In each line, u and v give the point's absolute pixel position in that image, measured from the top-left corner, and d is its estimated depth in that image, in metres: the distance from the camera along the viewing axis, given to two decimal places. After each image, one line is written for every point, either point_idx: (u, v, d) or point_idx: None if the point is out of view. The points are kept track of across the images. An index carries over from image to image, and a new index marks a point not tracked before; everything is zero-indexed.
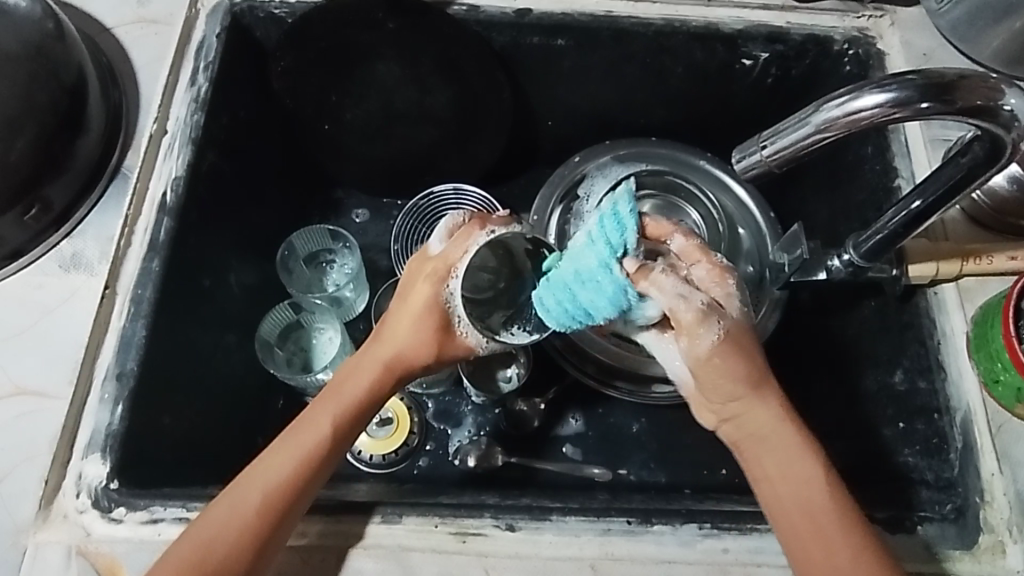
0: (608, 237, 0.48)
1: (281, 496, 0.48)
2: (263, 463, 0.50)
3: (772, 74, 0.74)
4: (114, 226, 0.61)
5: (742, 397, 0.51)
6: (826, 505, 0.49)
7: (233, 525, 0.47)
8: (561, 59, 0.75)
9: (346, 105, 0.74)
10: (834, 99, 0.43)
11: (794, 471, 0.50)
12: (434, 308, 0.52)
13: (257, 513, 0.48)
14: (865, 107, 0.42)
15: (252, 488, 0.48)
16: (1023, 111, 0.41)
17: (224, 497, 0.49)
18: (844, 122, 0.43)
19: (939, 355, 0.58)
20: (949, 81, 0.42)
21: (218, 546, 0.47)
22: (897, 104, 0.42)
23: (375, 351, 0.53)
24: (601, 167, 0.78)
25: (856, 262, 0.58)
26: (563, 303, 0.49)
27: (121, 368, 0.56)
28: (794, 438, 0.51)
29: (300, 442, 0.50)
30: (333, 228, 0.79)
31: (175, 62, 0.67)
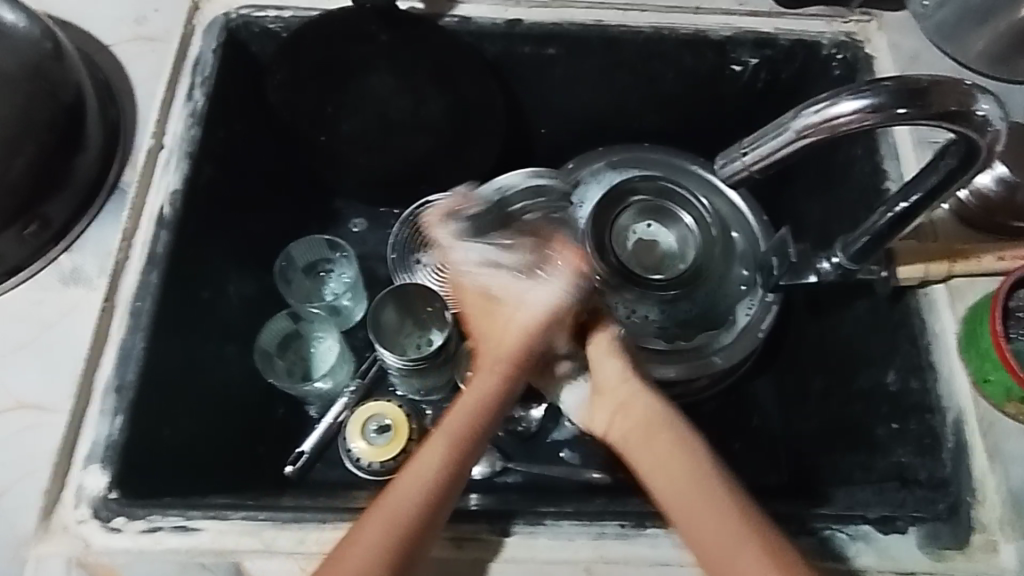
0: None
1: (418, 536, 0.44)
2: (394, 505, 0.44)
3: (762, 79, 0.75)
4: (113, 240, 0.61)
5: (615, 408, 0.52)
6: (710, 498, 0.46)
7: (372, 567, 0.43)
8: (553, 67, 0.76)
9: (342, 116, 0.76)
10: (812, 105, 0.44)
11: (672, 466, 0.48)
12: (549, 327, 0.50)
13: (395, 559, 0.43)
14: (844, 112, 0.43)
15: (381, 540, 0.43)
16: (993, 115, 0.42)
17: (349, 560, 0.43)
18: (822, 127, 0.43)
19: (930, 354, 0.58)
20: (923, 85, 0.42)
21: None
22: (873, 110, 0.42)
23: (494, 364, 0.50)
24: (595, 173, 0.79)
25: (844, 264, 0.58)
26: None
27: (121, 380, 0.56)
28: (676, 452, 0.48)
29: (426, 482, 0.45)
30: (330, 238, 0.81)
31: (172, 78, 0.68)
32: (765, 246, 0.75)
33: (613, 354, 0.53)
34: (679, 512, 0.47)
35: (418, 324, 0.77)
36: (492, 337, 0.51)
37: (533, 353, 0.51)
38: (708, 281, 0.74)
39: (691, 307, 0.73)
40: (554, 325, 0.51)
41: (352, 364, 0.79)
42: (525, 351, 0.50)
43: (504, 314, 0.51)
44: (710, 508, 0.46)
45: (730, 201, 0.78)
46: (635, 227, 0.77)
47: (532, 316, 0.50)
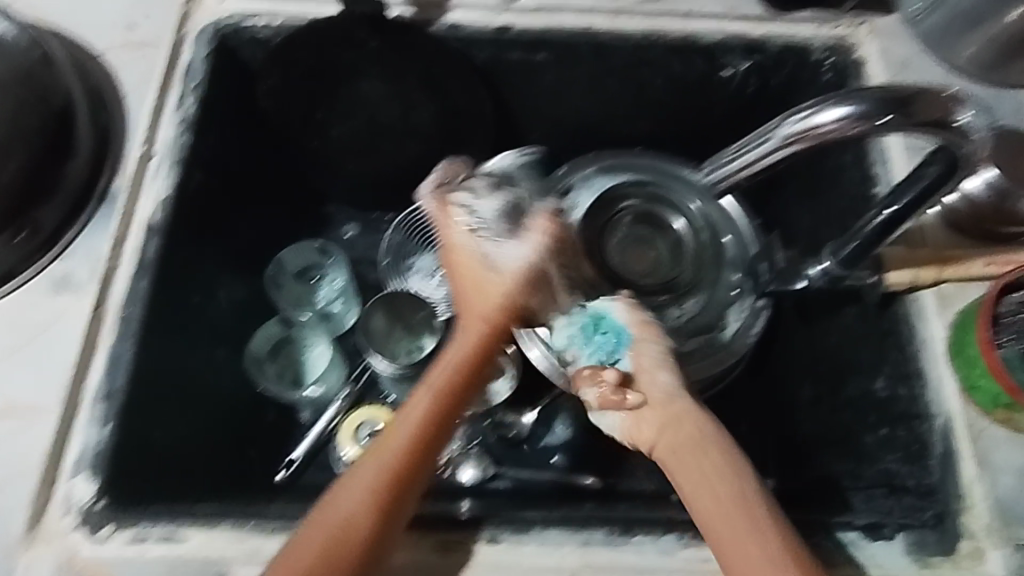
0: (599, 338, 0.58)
1: (407, 470, 0.52)
2: (388, 441, 0.53)
3: (753, 84, 0.75)
4: (102, 247, 0.61)
5: (667, 425, 0.55)
6: (740, 506, 0.51)
7: (367, 494, 0.51)
8: (544, 73, 0.76)
9: (332, 121, 0.76)
10: (799, 112, 0.44)
11: (712, 480, 0.52)
12: (519, 289, 0.56)
13: (385, 487, 0.51)
14: (829, 120, 0.43)
15: (375, 471, 0.51)
16: (972, 124, 0.44)
17: (351, 483, 0.51)
18: (808, 133, 0.44)
19: (919, 361, 0.59)
20: (906, 94, 0.43)
21: (345, 519, 0.50)
22: (858, 118, 0.43)
23: (474, 321, 0.57)
24: (585, 178, 0.78)
25: (834, 270, 0.57)
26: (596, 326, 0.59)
27: (111, 388, 0.56)
28: (717, 465, 0.53)
29: (415, 422, 0.53)
30: (320, 244, 0.83)
31: (163, 84, 0.68)
32: (756, 250, 0.74)
33: (664, 368, 0.57)
34: (710, 517, 0.51)
35: (408, 329, 0.78)
36: (471, 295, 0.57)
37: (507, 310, 0.57)
38: (698, 286, 0.74)
39: (681, 313, 0.73)
40: (524, 287, 0.56)
41: (342, 368, 0.78)
42: (500, 311, 0.57)
43: (482, 278, 0.57)
44: (743, 523, 0.50)
45: (721, 205, 0.76)
46: (626, 232, 0.76)
47: (504, 279, 0.56)
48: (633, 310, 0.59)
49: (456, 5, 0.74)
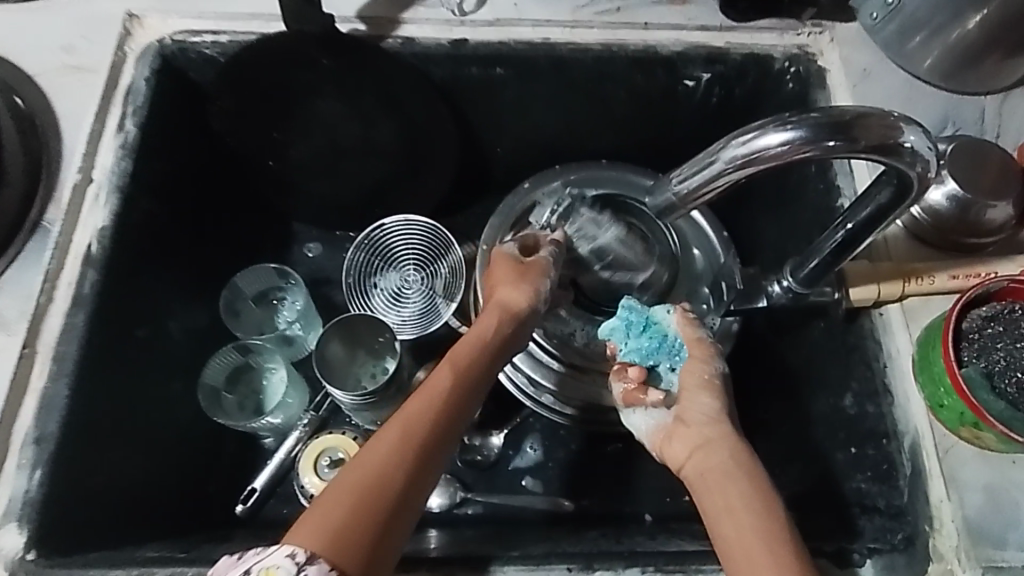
0: (642, 344, 0.64)
1: (440, 429, 0.50)
2: (422, 399, 0.51)
3: (716, 94, 0.74)
4: (34, 283, 0.59)
5: (699, 445, 0.56)
6: (756, 532, 0.49)
7: (401, 447, 0.47)
8: (503, 87, 0.74)
9: (290, 141, 0.75)
10: (740, 134, 0.41)
11: (737, 506, 0.51)
12: (537, 279, 0.62)
13: (418, 443, 0.48)
14: (774, 145, 0.40)
15: (412, 426, 0.49)
16: (922, 147, 0.41)
17: (384, 437, 0.48)
18: (749, 161, 0.41)
19: (885, 377, 0.58)
20: (850, 117, 0.41)
21: (379, 470, 0.46)
22: (804, 141, 0.40)
23: (500, 308, 0.60)
24: (551, 193, 0.78)
25: (794, 288, 0.57)
26: (635, 325, 0.65)
27: (42, 432, 0.54)
28: (744, 490, 0.52)
29: (448, 385, 0.52)
30: (278, 267, 0.78)
31: (102, 109, 0.65)
32: (724, 262, 0.74)
33: (708, 390, 0.59)
34: (726, 540, 0.50)
35: (370, 352, 0.76)
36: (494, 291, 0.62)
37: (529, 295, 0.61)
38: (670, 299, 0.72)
39: None
40: (547, 276, 0.63)
41: (305, 392, 0.76)
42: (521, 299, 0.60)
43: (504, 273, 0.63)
44: (758, 547, 0.48)
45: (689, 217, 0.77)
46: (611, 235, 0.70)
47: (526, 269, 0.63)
48: (689, 326, 0.62)
49: (408, 20, 0.71)
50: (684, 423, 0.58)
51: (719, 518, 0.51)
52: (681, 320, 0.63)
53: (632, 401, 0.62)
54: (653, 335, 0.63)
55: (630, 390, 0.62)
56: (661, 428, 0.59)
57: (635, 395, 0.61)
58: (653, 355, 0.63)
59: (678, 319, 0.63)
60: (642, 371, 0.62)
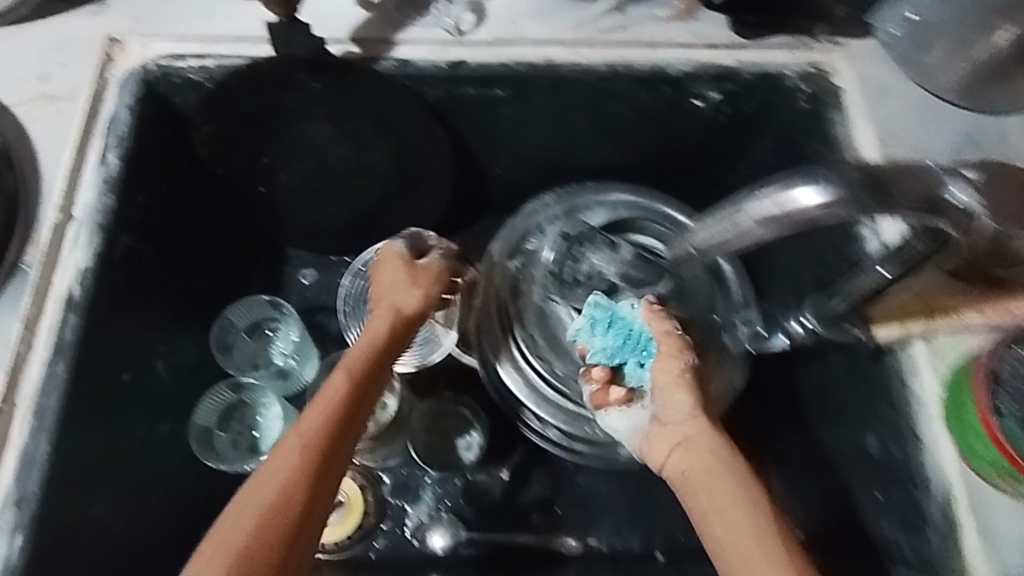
0: (607, 342, 0.63)
1: (334, 437, 0.49)
2: (312, 413, 0.50)
3: (725, 112, 0.70)
4: (12, 331, 0.56)
5: (682, 441, 0.54)
6: (757, 537, 0.46)
7: (295, 463, 0.46)
8: (501, 109, 0.71)
9: (279, 166, 0.71)
10: (769, 187, 0.41)
11: (734, 508, 0.48)
12: (432, 278, 0.62)
13: (314, 456, 0.47)
14: (801, 204, 0.39)
15: (302, 440, 0.47)
16: (979, 208, 0.37)
17: (278, 458, 0.47)
18: (774, 217, 0.41)
19: (912, 422, 0.55)
20: (887, 177, 0.38)
21: (274, 491, 0.45)
22: (834, 200, 0.38)
23: (390, 308, 0.58)
24: (555, 216, 0.74)
25: (814, 328, 0.56)
26: (601, 322, 0.64)
27: (22, 492, 0.52)
28: (733, 488, 0.49)
29: (338, 392, 0.51)
30: (270, 298, 0.75)
31: (81, 141, 0.62)
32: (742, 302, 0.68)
33: (681, 386, 0.56)
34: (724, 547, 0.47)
35: None
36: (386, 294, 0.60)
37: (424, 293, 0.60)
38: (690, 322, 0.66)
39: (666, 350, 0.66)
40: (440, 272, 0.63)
41: None
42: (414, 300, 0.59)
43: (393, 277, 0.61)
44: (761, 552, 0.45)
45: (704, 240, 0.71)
46: (627, 254, 0.70)
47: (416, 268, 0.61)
48: (658, 317, 0.60)
49: (403, 41, 0.68)
50: (661, 423, 0.56)
51: (716, 523, 0.48)
52: (650, 312, 0.61)
53: (606, 404, 0.61)
54: (617, 332, 0.63)
55: (599, 391, 0.61)
56: (643, 431, 0.57)
57: (604, 396, 0.61)
58: (620, 354, 0.62)
59: (644, 311, 0.62)
60: (607, 371, 0.62)
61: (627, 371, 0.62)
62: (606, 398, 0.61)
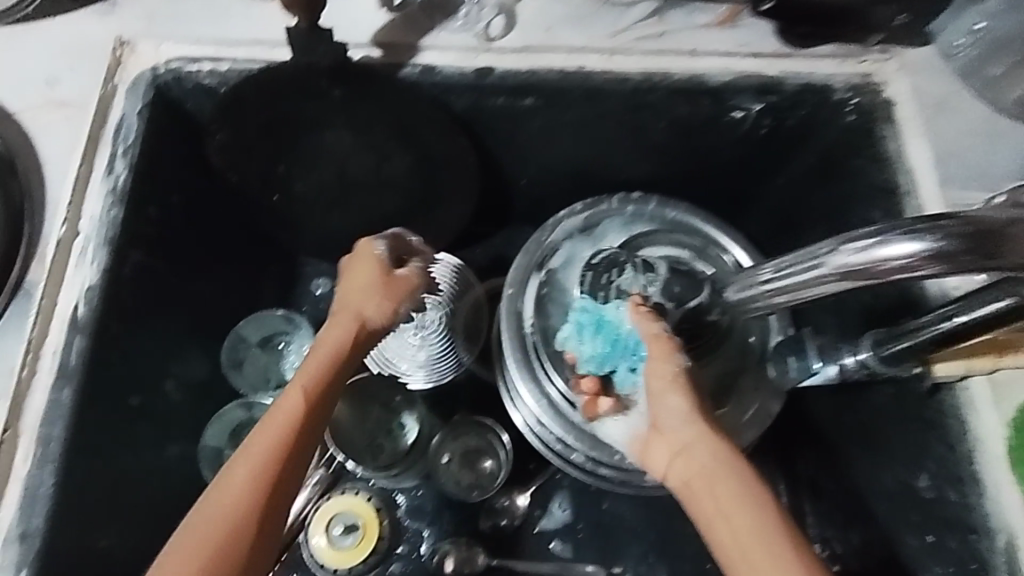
0: (594, 347, 0.62)
1: (285, 465, 0.43)
2: (261, 434, 0.44)
3: (766, 126, 0.66)
4: (16, 354, 0.53)
5: (681, 449, 0.48)
6: (773, 561, 0.40)
7: (237, 494, 0.42)
8: (530, 119, 0.67)
9: (296, 175, 0.67)
10: (855, 240, 0.36)
11: (738, 523, 0.42)
12: (399, 277, 0.52)
13: (260, 486, 0.42)
14: (895, 258, 0.34)
15: (248, 466, 0.42)
16: None
17: (222, 488, 0.42)
18: (864, 271, 0.36)
19: (973, 464, 0.51)
20: (996, 228, 0.34)
21: (216, 525, 0.41)
22: (931, 258, 0.34)
23: (353, 309, 0.50)
24: (579, 234, 0.71)
25: (872, 363, 0.50)
26: (589, 325, 0.62)
27: (27, 527, 0.49)
28: (740, 499, 0.43)
29: (289, 412, 0.45)
30: (284, 312, 0.72)
31: (89, 151, 0.59)
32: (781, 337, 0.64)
33: (675, 387, 0.51)
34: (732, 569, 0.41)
35: (385, 408, 0.71)
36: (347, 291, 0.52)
37: (393, 292, 0.51)
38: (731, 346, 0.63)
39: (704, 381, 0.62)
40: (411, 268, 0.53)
41: None
42: (383, 300, 0.51)
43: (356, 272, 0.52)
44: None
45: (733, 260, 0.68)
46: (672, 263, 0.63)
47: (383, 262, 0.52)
48: (646, 318, 0.55)
49: (429, 46, 0.64)
50: (659, 430, 0.50)
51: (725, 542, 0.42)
52: (635, 313, 0.56)
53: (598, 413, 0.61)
54: (604, 336, 0.61)
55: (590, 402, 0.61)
56: (642, 439, 0.52)
57: (596, 407, 0.60)
58: (609, 360, 0.61)
59: (630, 313, 0.57)
60: (596, 381, 0.61)
61: (618, 377, 0.61)
62: (598, 409, 0.60)
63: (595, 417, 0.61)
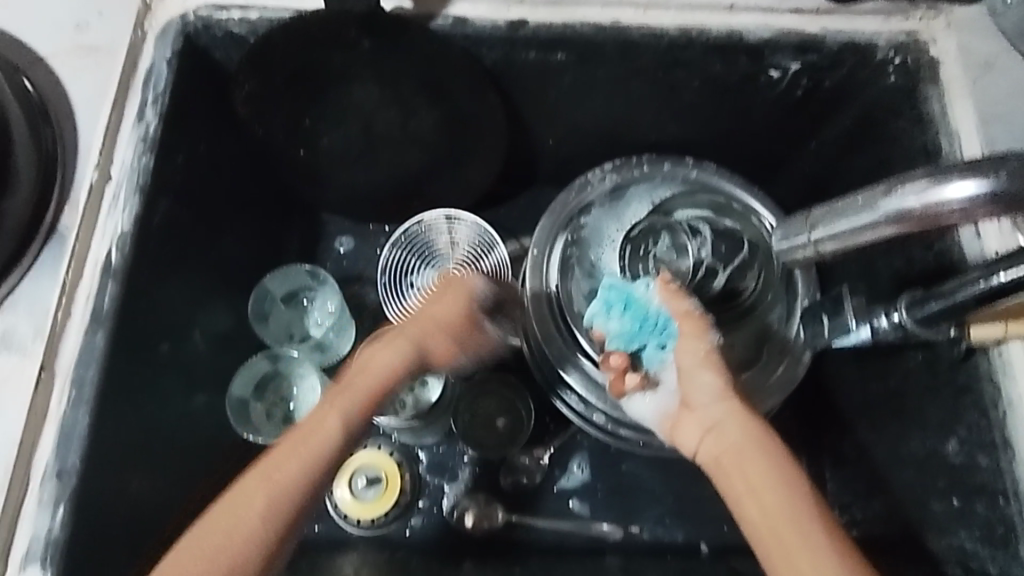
0: (622, 323, 0.58)
1: (313, 485, 0.47)
2: (298, 449, 0.48)
3: (803, 86, 0.65)
4: (49, 297, 0.53)
5: (710, 426, 0.49)
6: (800, 531, 0.43)
7: (267, 501, 0.46)
8: (562, 75, 0.66)
9: (321, 129, 0.67)
10: (911, 182, 0.37)
11: (766, 496, 0.45)
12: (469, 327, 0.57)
13: (286, 500, 0.46)
14: (951, 200, 0.36)
15: (282, 475, 0.47)
16: None
17: (254, 492, 0.46)
18: (919, 214, 0.37)
19: (1005, 428, 0.50)
20: None
21: (245, 524, 0.45)
22: (989, 199, 0.35)
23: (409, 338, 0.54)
24: (607, 196, 0.69)
25: (907, 325, 0.50)
26: (617, 302, 0.59)
27: (62, 465, 0.50)
28: (769, 471, 0.46)
29: (326, 432, 0.49)
30: (310, 267, 0.74)
31: (119, 97, 0.58)
32: (807, 303, 0.63)
33: (709, 366, 0.51)
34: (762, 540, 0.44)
35: None
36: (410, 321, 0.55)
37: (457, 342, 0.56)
38: (756, 310, 0.63)
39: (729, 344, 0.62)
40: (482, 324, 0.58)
41: None
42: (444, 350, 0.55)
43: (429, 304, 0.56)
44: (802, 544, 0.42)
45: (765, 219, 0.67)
46: (708, 231, 0.62)
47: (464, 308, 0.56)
48: (675, 296, 0.55)
49: None
50: (690, 407, 0.51)
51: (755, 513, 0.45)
52: (665, 291, 0.56)
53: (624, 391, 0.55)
54: (633, 312, 0.58)
55: (614, 378, 0.56)
56: (668, 413, 0.53)
57: (619, 382, 0.56)
58: (636, 334, 0.57)
59: (660, 289, 0.56)
60: (625, 358, 0.56)
61: (646, 355, 0.56)
62: (624, 385, 0.55)
63: (621, 395, 0.56)
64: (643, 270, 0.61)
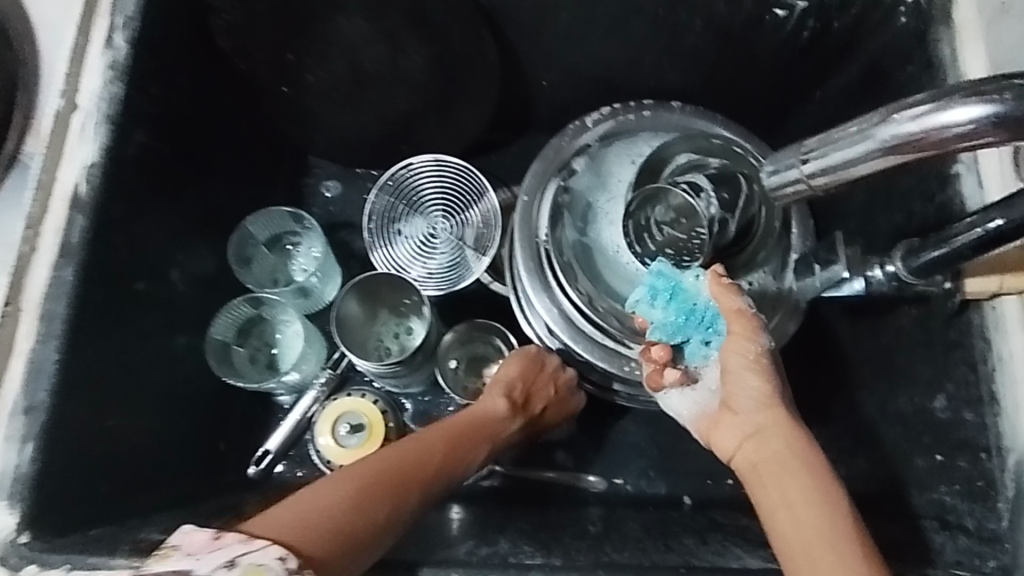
0: (668, 317, 0.56)
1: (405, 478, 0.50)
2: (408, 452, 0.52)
3: (811, 28, 0.62)
4: (16, 227, 0.52)
5: (752, 433, 0.49)
6: (823, 537, 0.42)
7: (369, 478, 0.47)
8: (558, 10, 0.63)
9: (307, 65, 0.65)
10: (910, 108, 0.35)
11: (795, 504, 0.44)
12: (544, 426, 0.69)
13: (382, 482, 0.48)
14: (955, 123, 0.33)
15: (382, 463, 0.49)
16: None
17: (358, 470, 0.48)
18: (919, 140, 0.35)
19: (993, 385, 0.49)
20: None
21: (347, 497, 0.45)
22: (994, 122, 0.33)
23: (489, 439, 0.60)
24: (601, 138, 0.66)
25: (901, 276, 0.49)
26: (664, 292, 0.56)
27: (30, 400, 0.49)
28: (804, 480, 0.45)
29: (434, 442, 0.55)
30: (294, 211, 0.71)
31: (86, 18, 0.55)
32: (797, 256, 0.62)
33: (755, 369, 0.49)
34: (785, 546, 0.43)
35: (392, 310, 0.71)
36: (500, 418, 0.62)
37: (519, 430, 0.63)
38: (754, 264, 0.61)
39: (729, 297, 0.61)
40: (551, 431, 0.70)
41: (320, 347, 0.70)
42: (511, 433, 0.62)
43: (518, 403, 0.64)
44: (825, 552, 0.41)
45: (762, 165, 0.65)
46: (706, 182, 0.56)
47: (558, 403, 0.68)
48: (725, 292, 0.50)
49: None
50: (731, 410, 0.51)
51: (781, 518, 0.44)
52: (715, 286, 0.50)
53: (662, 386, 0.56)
54: (680, 305, 0.55)
55: (655, 372, 0.56)
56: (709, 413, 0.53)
57: (662, 378, 0.56)
58: (681, 329, 0.55)
59: (711, 283, 0.51)
60: (667, 352, 0.56)
61: (688, 349, 0.56)
62: (662, 380, 0.56)
63: (658, 388, 0.57)
64: (646, 242, 0.59)
